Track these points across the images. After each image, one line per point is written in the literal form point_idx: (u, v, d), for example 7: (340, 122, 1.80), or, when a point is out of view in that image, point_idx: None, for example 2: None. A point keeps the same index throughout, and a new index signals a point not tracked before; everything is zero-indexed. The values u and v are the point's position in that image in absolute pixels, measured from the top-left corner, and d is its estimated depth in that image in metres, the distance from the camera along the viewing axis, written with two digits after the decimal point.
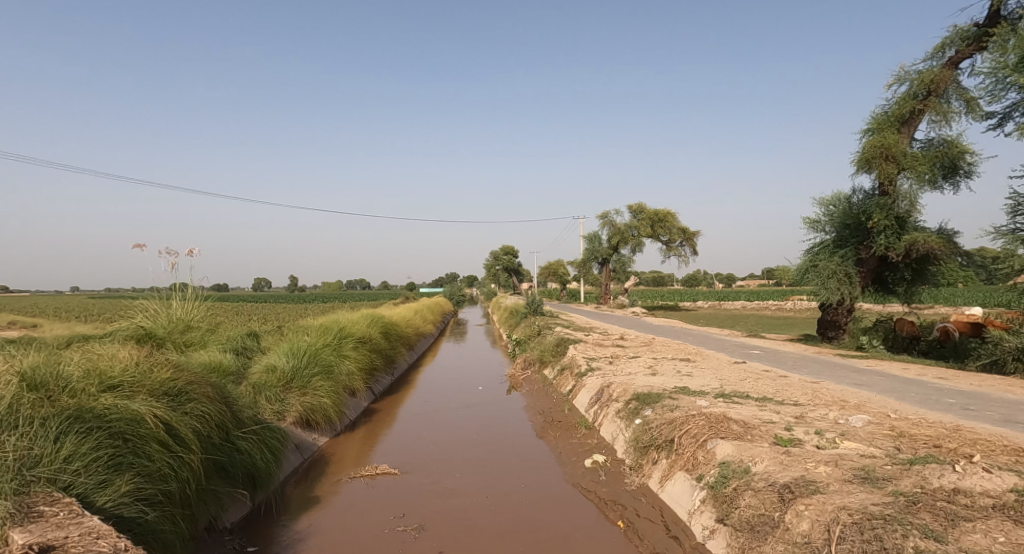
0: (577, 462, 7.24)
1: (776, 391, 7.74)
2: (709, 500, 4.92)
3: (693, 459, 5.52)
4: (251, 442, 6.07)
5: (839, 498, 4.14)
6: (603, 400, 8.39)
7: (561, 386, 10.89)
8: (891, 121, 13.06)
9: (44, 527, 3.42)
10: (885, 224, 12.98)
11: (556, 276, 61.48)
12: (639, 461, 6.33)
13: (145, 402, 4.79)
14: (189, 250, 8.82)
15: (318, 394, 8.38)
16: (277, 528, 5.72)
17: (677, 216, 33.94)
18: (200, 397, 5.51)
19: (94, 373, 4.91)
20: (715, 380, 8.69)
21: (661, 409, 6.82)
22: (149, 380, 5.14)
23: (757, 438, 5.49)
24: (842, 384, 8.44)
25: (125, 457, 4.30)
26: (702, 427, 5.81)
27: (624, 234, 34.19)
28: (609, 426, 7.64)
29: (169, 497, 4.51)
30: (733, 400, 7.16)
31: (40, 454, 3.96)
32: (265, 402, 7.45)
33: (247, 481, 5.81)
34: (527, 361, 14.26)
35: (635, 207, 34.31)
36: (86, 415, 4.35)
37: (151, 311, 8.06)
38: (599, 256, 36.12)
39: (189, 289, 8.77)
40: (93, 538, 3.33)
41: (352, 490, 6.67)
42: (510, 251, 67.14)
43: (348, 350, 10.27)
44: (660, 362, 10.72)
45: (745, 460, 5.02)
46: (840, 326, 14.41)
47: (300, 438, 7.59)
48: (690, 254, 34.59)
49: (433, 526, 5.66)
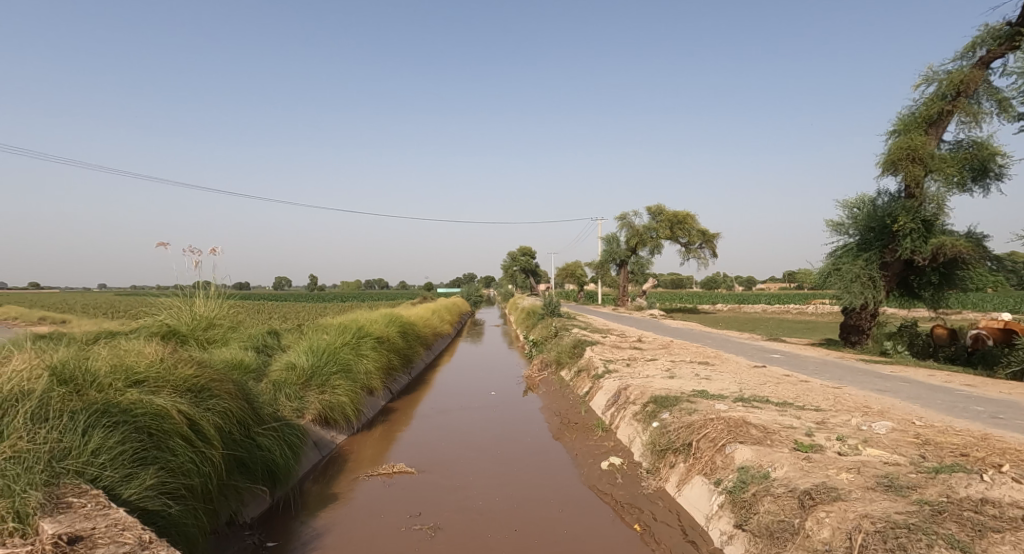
0: (593, 464, 7.21)
1: (796, 396, 7.65)
2: (727, 505, 4.89)
3: (711, 463, 5.48)
4: (271, 438, 6.16)
5: (861, 506, 4.07)
6: (621, 402, 8.35)
7: (579, 387, 10.86)
8: (918, 122, 12.84)
9: (73, 517, 3.51)
10: (911, 227, 12.68)
11: (572, 276, 61.59)
12: (656, 464, 6.30)
13: (169, 398, 4.89)
14: (212, 248, 8.93)
15: (336, 392, 8.48)
16: (295, 524, 5.78)
17: (696, 217, 33.55)
18: (222, 393, 5.61)
19: (120, 369, 5.03)
20: (734, 384, 8.60)
21: (680, 412, 6.79)
22: (173, 377, 5.26)
23: (777, 443, 5.43)
24: (864, 390, 8.26)
25: (149, 452, 4.39)
26: (721, 431, 5.77)
27: (643, 236, 34.14)
28: (626, 428, 7.60)
29: (191, 492, 4.59)
30: (753, 404, 7.08)
31: (69, 447, 4.03)
32: (285, 400, 7.55)
33: (267, 478, 5.89)
34: (544, 362, 14.30)
35: (654, 208, 34.11)
36: (113, 410, 4.46)
37: (174, 309, 8.24)
38: (617, 257, 35.98)
39: (212, 288, 8.92)
40: (119, 530, 3.42)
41: (369, 488, 6.74)
42: (527, 252, 67.35)
43: (366, 349, 10.37)
44: (678, 365, 10.64)
45: (765, 465, 4.97)
46: (864, 330, 14.16)
47: (318, 436, 7.68)
48: (710, 257, 34.22)
49: (448, 526, 5.69)
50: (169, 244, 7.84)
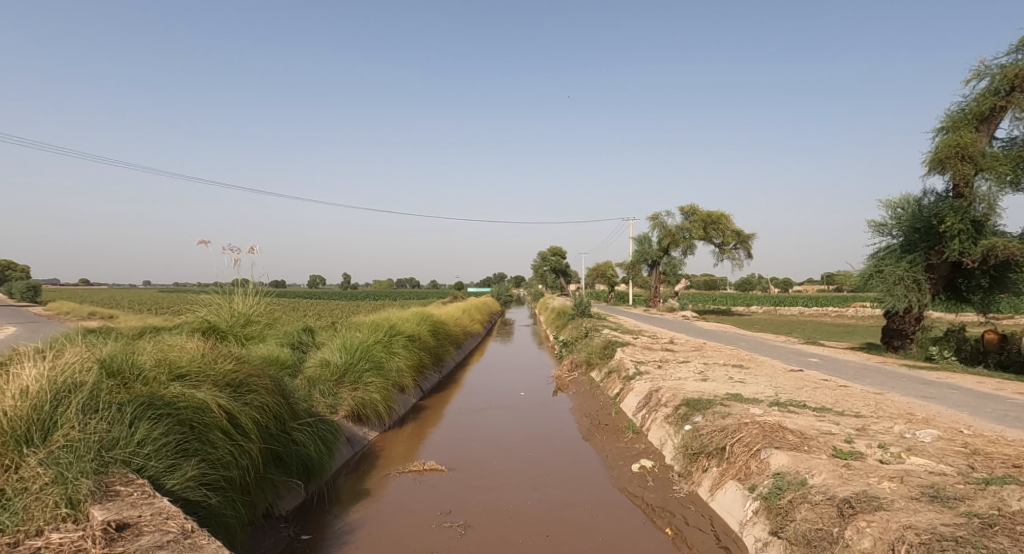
0: (624, 466, 7.16)
1: (835, 401, 7.45)
2: (762, 512, 4.80)
3: (745, 468, 5.39)
4: (306, 433, 6.29)
5: (905, 517, 3.94)
6: (652, 404, 8.26)
7: (609, 389, 10.79)
8: (968, 119, 12.35)
9: (121, 505, 3.65)
10: (960, 228, 12.17)
11: (603, 277, 61.16)
12: (688, 468, 6.22)
13: (210, 392, 5.04)
14: (251, 247, 9.19)
15: (369, 389, 8.62)
16: (328, 519, 5.89)
17: (730, 218, 32.97)
18: (259, 389, 5.76)
19: (164, 363, 5.21)
20: (770, 387, 8.43)
21: (713, 415, 6.69)
22: (213, 371, 5.42)
23: (815, 450, 5.30)
24: (908, 397, 7.99)
25: (191, 444, 4.54)
26: (756, 436, 5.66)
27: (676, 236, 33.68)
28: (658, 430, 7.51)
29: (230, 484, 4.72)
30: (789, 409, 6.92)
31: (117, 437, 4.19)
32: (319, 396, 7.71)
33: (302, 472, 6.01)
34: (574, 363, 14.25)
35: (687, 208, 33.61)
36: (158, 403, 4.61)
37: (215, 306, 8.50)
38: (649, 258, 35.59)
39: (250, 285, 9.17)
40: (163, 518, 3.55)
41: (401, 485, 6.83)
42: (558, 252, 67.13)
43: (398, 347, 10.50)
44: (711, 368, 10.47)
45: (802, 472, 4.85)
46: (907, 334, 13.69)
47: (351, 432, 7.81)
48: (745, 257, 33.55)
49: (478, 524, 5.73)
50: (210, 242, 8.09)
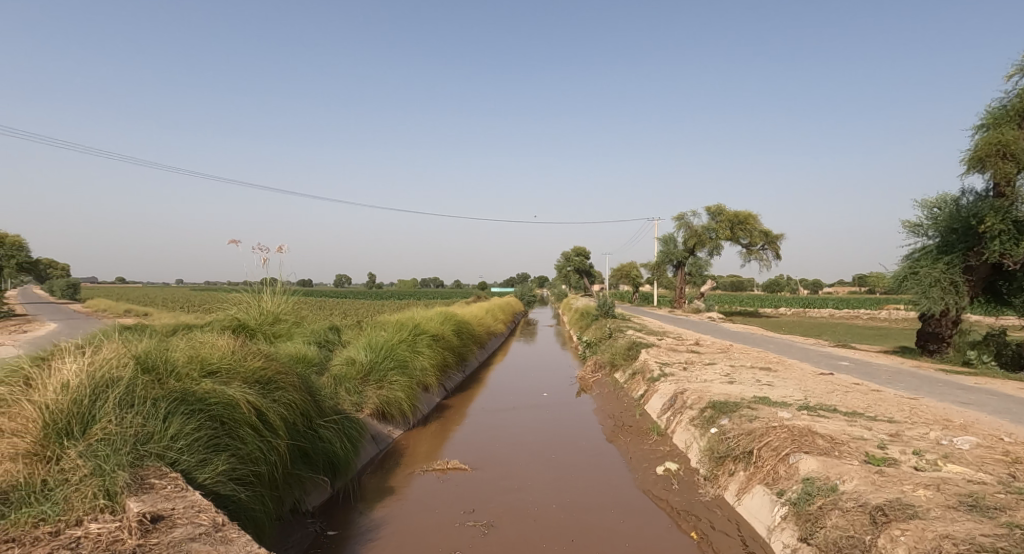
0: (648, 469, 7.10)
1: (868, 405, 7.28)
2: (791, 517, 4.71)
3: (773, 473, 5.29)
4: (332, 431, 6.37)
5: (941, 526, 3.84)
6: (677, 407, 8.17)
7: (633, 390, 10.71)
8: (1009, 115, 11.95)
9: (155, 498, 3.74)
10: (1001, 228, 11.70)
11: (627, 278, 60.72)
12: (713, 471, 6.14)
13: (240, 389, 5.14)
14: (279, 246, 9.35)
15: (393, 388, 8.69)
16: (353, 515, 5.96)
17: (758, 218, 32.44)
18: (287, 386, 5.85)
19: (196, 360, 5.33)
20: (799, 391, 8.27)
21: (740, 418, 6.59)
22: (243, 368, 5.53)
23: (846, 455, 5.18)
24: (944, 402, 7.76)
25: (221, 439, 4.64)
26: (784, 440, 5.56)
27: (701, 236, 33.26)
28: (683, 433, 7.43)
29: (258, 479, 4.81)
30: (819, 413, 6.78)
31: (151, 431, 4.30)
32: (345, 394, 7.81)
33: (328, 468, 6.09)
34: (598, 364, 14.16)
35: (714, 208, 33.17)
36: (190, 398, 4.72)
37: (244, 304, 8.68)
38: (674, 258, 35.21)
39: (278, 284, 9.33)
40: (195, 512, 3.64)
41: (425, 483, 6.87)
42: (582, 252, 66.85)
43: (422, 346, 10.58)
44: (737, 370, 10.31)
45: (832, 477, 4.75)
46: (943, 338, 13.29)
47: (376, 430, 7.89)
48: (773, 259, 32.97)
49: (501, 524, 5.74)
50: (240, 241, 8.25)
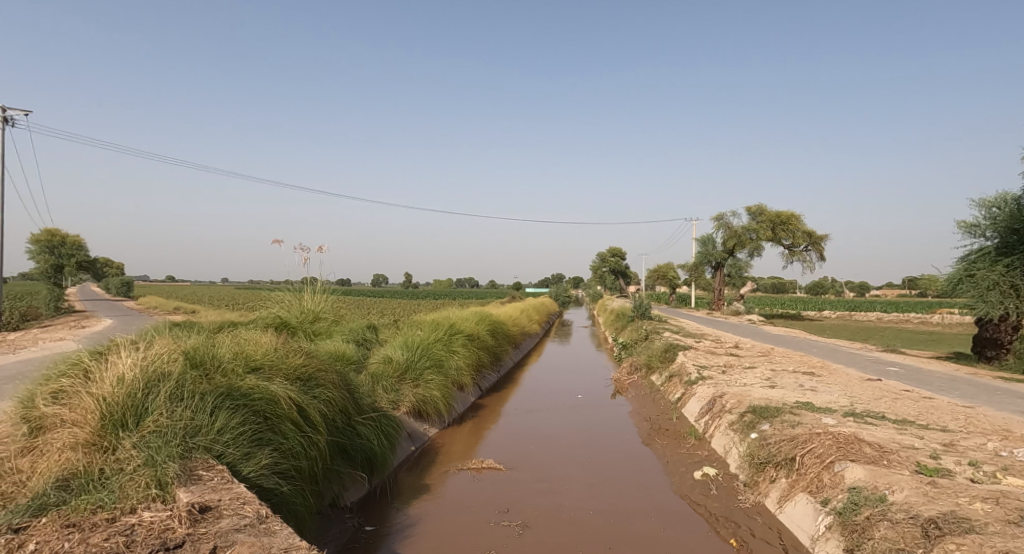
0: (685, 473, 6.97)
1: (919, 413, 6.98)
2: (836, 527, 4.56)
3: (817, 480, 5.13)
4: (370, 428, 6.47)
5: (1000, 542, 3.66)
6: (716, 411, 8.00)
7: (670, 393, 10.54)
8: None
9: (203, 489, 3.87)
10: None
11: (663, 279, 59.89)
12: (754, 478, 5.99)
13: (283, 385, 5.27)
14: (319, 246, 9.56)
15: (429, 387, 8.77)
16: (390, 512, 6.03)
17: (801, 218, 31.54)
18: (327, 383, 5.98)
19: (241, 357, 5.50)
20: (844, 397, 7.99)
21: (781, 424, 6.41)
22: (285, 365, 5.67)
23: (895, 464, 4.98)
24: (1002, 412, 7.38)
25: (264, 434, 4.76)
26: (829, 447, 5.38)
27: (741, 237, 32.56)
28: (721, 438, 7.28)
29: (300, 473, 4.93)
30: (867, 420, 6.54)
31: (199, 425, 4.44)
32: (382, 391, 7.93)
33: (366, 465, 6.19)
34: (634, 366, 13.99)
35: (754, 208, 32.41)
36: (235, 393, 4.87)
37: (286, 303, 8.91)
38: (713, 259, 34.57)
39: (318, 283, 9.53)
40: (241, 503, 3.75)
41: (460, 482, 6.92)
42: (618, 252, 66.21)
43: (457, 346, 10.65)
44: (779, 374, 10.03)
45: (881, 487, 4.58)
46: (1002, 344, 12.65)
47: (412, 428, 7.98)
48: (817, 260, 31.99)
49: (536, 525, 5.73)
50: (282, 242, 8.48)
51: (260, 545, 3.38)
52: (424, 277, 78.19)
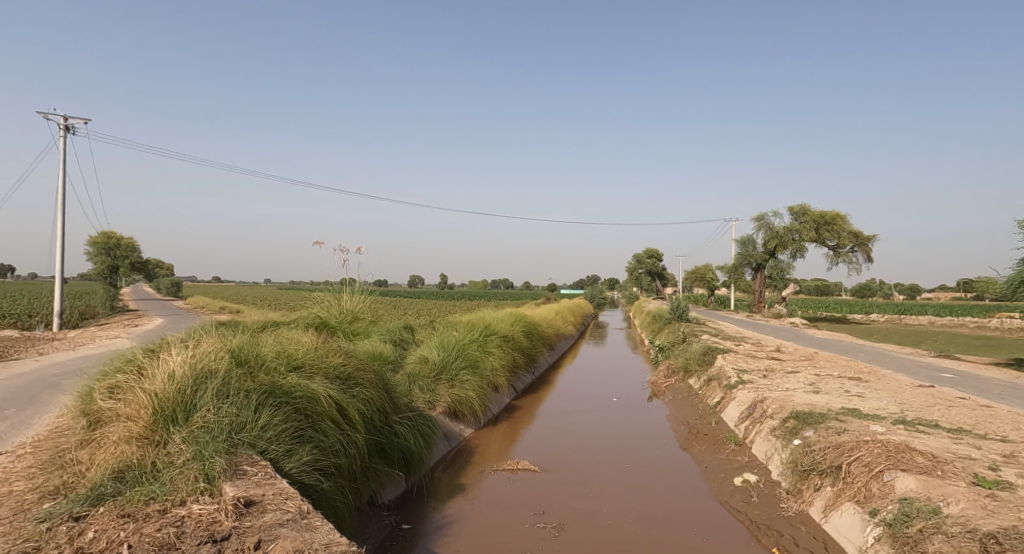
0: (725, 479, 6.82)
1: (975, 422, 6.66)
2: (886, 539, 4.39)
3: (865, 490, 4.95)
4: (406, 427, 6.54)
5: None
6: (756, 416, 7.80)
7: (709, 397, 10.33)
8: None
9: (248, 484, 3.97)
10: None
11: (701, 280, 58.79)
12: (797, 485, 5.81)
13: (323, 384, 5.38)
14: (358, 247, 9.72)
15: (464, 387, 8.81)
16: (427, 511, 6.08)
17: (847, 218, 30.50)
18: (365, 382, 6.07)
19: (283, 355, 5.63)
20: (894, 404, 7.68)
21: (826, 431, 6.21)
22: (325, 364, 5.78)
23: (950, 475, 4.76)
24: None
25: (305, 431, 4.86)
26: (877, 456, 5.18)
27: (783, 238, 31.74)
28: (762, 444, 7.09)
29: (339, 471, 5.01)
30: (918, 428, 6.28)
31: (244, 421, 4.57)
32: (418, 391, 8.01)
33: (403, 464, 6.26)
34: (671, 369, 13.77)
35: (798, 208, 31.52)
36: (278, 391, 4.99)
37: (326, 303, 9.10)
38: (753, 260, 33.79)
39: (356, 284, 9.69)
40: (283, 499, 3.84)
41: (495, 483, 6.92)
42: (654, 254, 65.39)
43: (492, 347, 10.67)
44: (823, 380, 9.71)
45: (934, 499, 4.39)
46: None
47: (448, 428, 8.03)
48: (864, 261, 30.88)
49: (572, 528, 5.69)
50: (322, 243, 8.68)
51: (303, 540, 3.44)
52: (459, 278, 78.85)
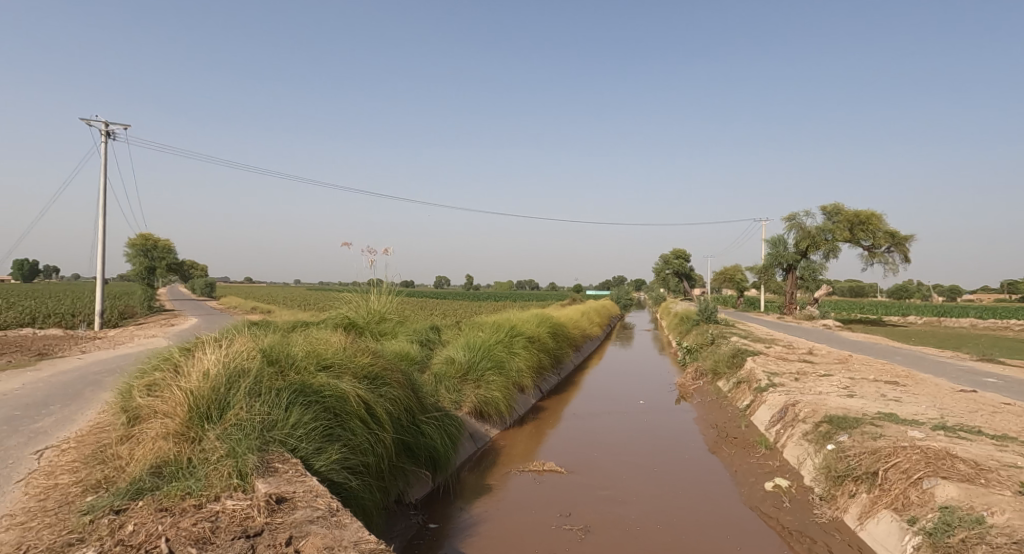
0: (756, 484, 6.68)
1: (1020, 429, 6.40)
2: (926, 549, 4.25)
3: (904, 497, 4.79)
4: (433, 427, 6.57)
5: None
6: (788, 420, 7.62)
7: (739, 400, 10.14)
8: None
9: (279, 481, 4.04)
10: None
11: (730, 281, 57.86)
12: (831, 491, 5.66)
13: (351, 383, 5.44)
14: (385, 248, 9.81)
15: (490, 388, 8.82)
16: (454, 511, 6.09)
17: (883, 217, 29.66)
18: (393, 382, 6.12)
19: (313, 355, 5.71)
20: (933, 409, 7.44)
21: (862, 436, 6.03)
22: (353, 364, 5.84)
23: (994, 484, 4.58)
24: None
25: (335, 429, 4.91)
26: (916, 462, 5.01)
27: (815, 238, 31.07)
28: (794, 448, 6.93)
29: (367, 469, 5.05)
30: (959, 434, 6.06)
31: (275, 419, 4.64)
32: (445, 392, 8.04)
33: (429, 463, 6.29)
34: (699, 371, 13.57)
35: (831, 208, 30.79)
36: (307, 390, 5.06)
37: (354, 304, 9.21)
38: (784, 261, 33.13)
39: (384, 284, 9.78)
40: (313, 496, 3.89)
41: (522, 484, 6.91)
42: (682, 254, 64.61)
43: (518, 348, 10.67)
44: (858, 383, 9.46)
45: (977, 508, 4.23)
46: None
47: (474, 428, 8.05)
48: (901, 262, 29.99)
49: (599, 530, 5.64)
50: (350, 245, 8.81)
51: (333, 537, 3.49)
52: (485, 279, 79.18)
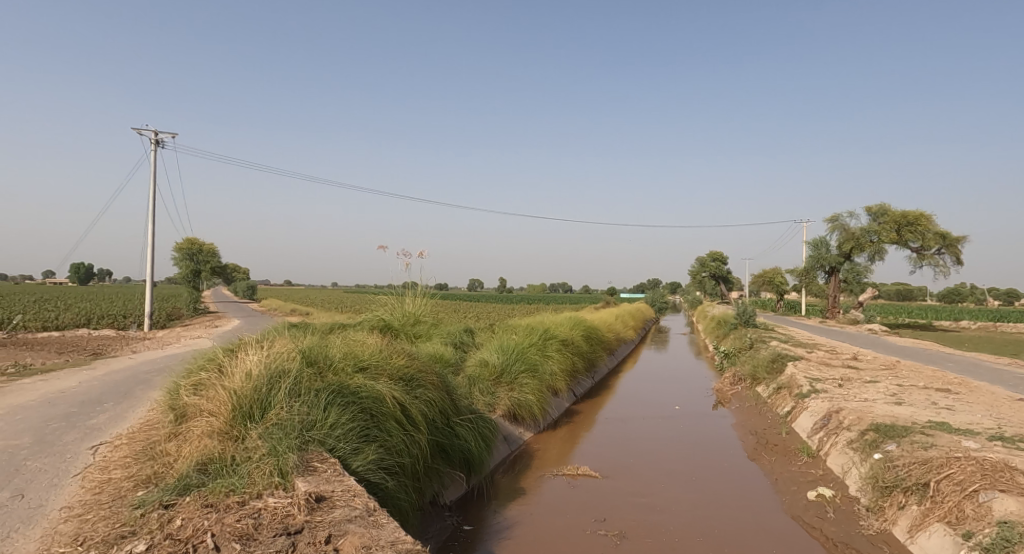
0: (798, 493, 6.48)
1: None
2: None
3: (958, 511, 4.57)
4: (468, 429, 6.59)
5: None
6: (831, 427, 7.37)
7: (779, 406, 9.86)
8: None
9: (318, 480, 4.10)
10: None
11: (770, 284, 56.50)
12: (878, 502, 5.44)
13: (387, 385, 5.50)
14: (419, 251, 9.89)
15: (524, 391, 8.80)
16: (488, 513, 6.09)
17: (933, 218, 28.49)
18: (427, 385, 6.16)
19: (350, 357, 5.79)
20: (988, 418, 7.09)
21: (911, 445, 5.78)
22: (389, 365, 5.90)
23: None
24: None
25: (371, 430, 4.97)
26: (971, 474, 4.78)
27: (859, 239, 30.10)
28: (839, 457, 6.69)
29: (402, 470, 5.09)
30: (1018, 445, 5.75)
31: (314, 419, 4.72)
32: (479, 394, 8.07)
33: (464, 465, 6.30)
34: (737, 376, 13.27)
35: (876, 208, 29.77)
36: (345, 391, 5.13)
37: (390, 306, 9.32)
38: (827, 263, 32.18)
39: (418, 287, 9.87)
40: (351, 496, 3.94)
41: (556, 487, 6.86)
42: (719, 257, 63.43)
43: (552, 350, 10.62)
44: (906, 390, 9.09)
45: None
46: None
47: (508, 431, 8.04)
48: (952, 264, 28.77)
49: (635, 536, 5.55)
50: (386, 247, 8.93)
51: (370, 537, 3.52)
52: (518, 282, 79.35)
